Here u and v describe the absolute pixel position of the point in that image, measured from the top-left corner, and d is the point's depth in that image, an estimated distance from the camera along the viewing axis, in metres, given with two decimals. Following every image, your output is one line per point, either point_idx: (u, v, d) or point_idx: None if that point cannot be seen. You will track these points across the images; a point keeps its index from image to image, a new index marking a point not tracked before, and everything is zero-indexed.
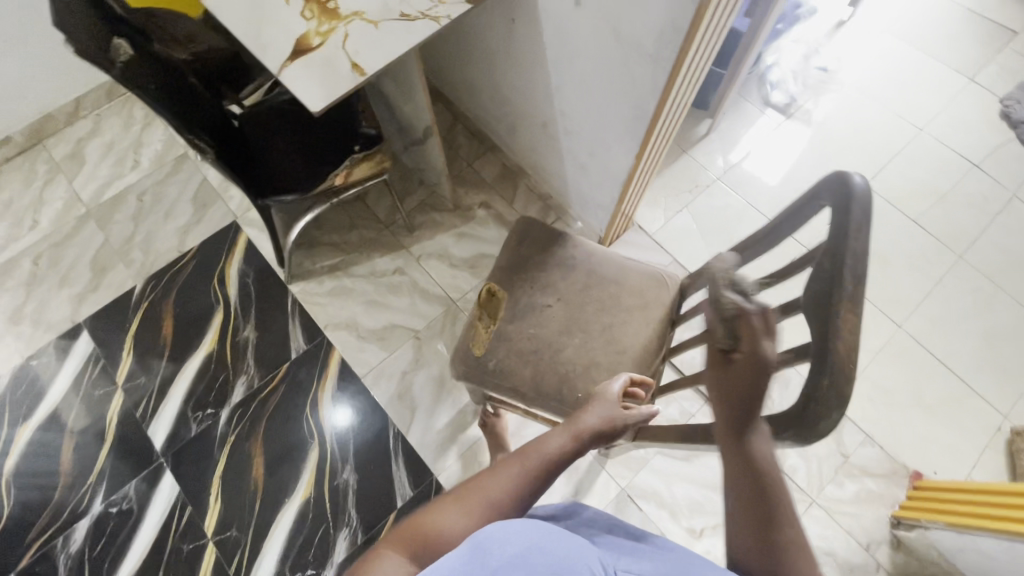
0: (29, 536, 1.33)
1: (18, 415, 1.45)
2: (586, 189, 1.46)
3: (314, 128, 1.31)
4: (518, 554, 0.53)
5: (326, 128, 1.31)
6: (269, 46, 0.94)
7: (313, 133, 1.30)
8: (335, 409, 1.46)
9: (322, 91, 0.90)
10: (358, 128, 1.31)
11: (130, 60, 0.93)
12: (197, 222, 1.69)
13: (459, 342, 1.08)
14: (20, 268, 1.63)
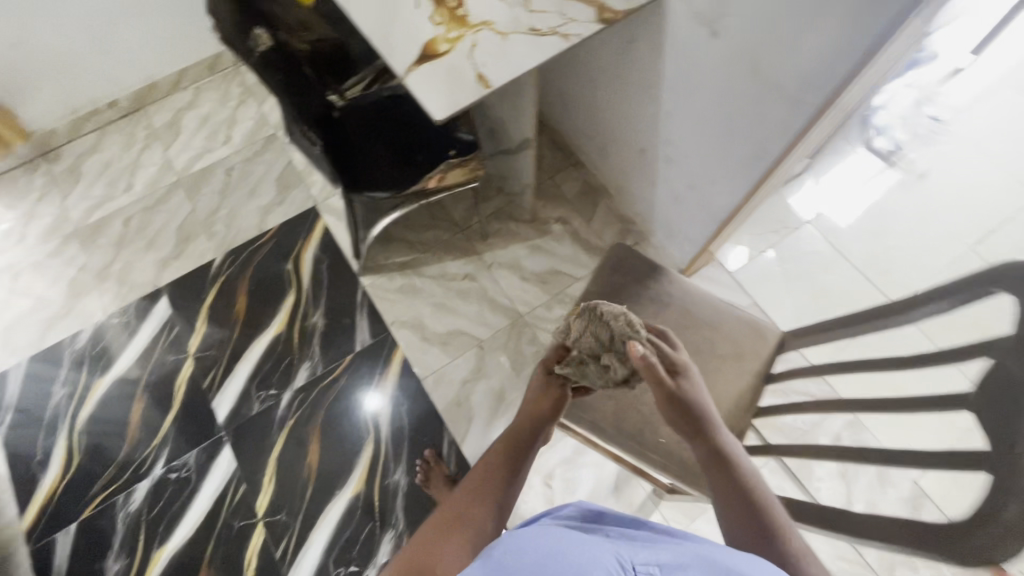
0: (93, 489, 1.38)
1: (95, 369, 1.51)
2: (676, 221, 1.41)
3: (413, 129, 1.31)
4: (532, 563, 0.44)
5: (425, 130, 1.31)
6: (397, 50, 0.94)
7: (411, 134, 1.31)
8: (368, 396, 1.47)
9: (447, 99, 0.89)
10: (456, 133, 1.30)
11: (267, 49, 0.93)
12: (279, 203, 1.72)
13: None
14: (112, 228, 1.69)
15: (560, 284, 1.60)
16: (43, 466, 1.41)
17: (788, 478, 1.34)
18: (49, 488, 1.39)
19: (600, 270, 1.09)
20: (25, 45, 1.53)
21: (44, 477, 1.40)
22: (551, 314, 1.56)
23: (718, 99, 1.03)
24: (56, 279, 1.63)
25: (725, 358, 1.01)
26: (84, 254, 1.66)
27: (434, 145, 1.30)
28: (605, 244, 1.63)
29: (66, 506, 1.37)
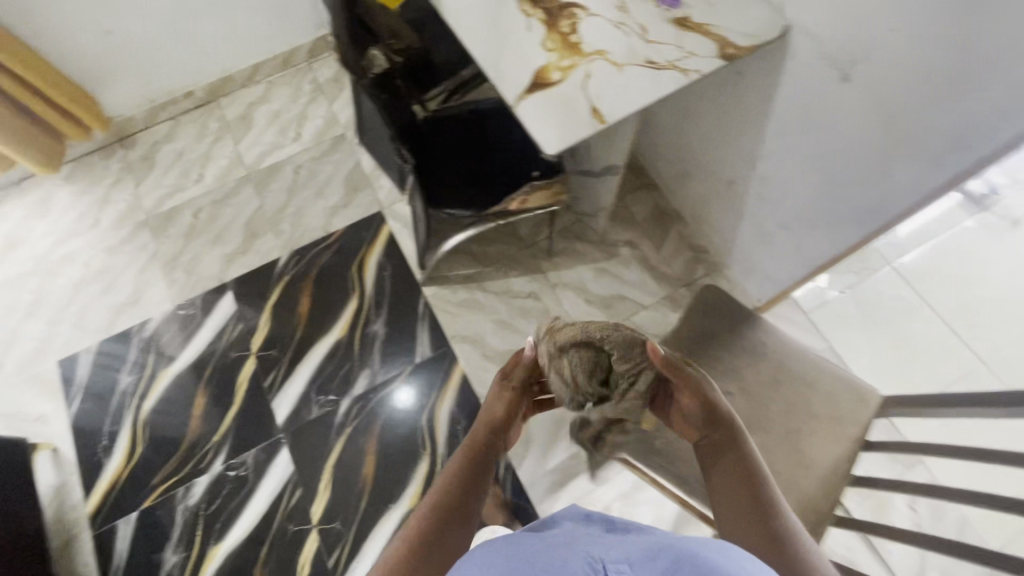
0: (155, 479, 1.40)
1: (161, 360, 1.53)
2: (759, 259, 1.35)
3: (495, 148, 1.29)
4: None
5: (507, 150, 1.28)
6: (508, 75, 0.90)
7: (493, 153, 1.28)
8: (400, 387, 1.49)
9: (559, 133, 0.85)
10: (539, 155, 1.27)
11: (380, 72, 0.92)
12: (345, 205, 1.72)
13: None
14: (182, 219, 1.71)
15: (626, 311, 1.55)
16: (108, 452, 1.44)
17: (862, 540, 1.26)
18: (113, 474, 1.41)
19: (690, 314, 1.06)
20: (114, 34, 1.55)
21: (108, 463, 1.43)
22: None
23: (836, 145, 0.97)
24: (126, 265, 1.66)
25: (822, 420, 0.96)
26: (154, 243, 1.69)
27: (517, 166, 1.26)
28: (675, 272, 1.58)
29: (128, 494, 1.39)
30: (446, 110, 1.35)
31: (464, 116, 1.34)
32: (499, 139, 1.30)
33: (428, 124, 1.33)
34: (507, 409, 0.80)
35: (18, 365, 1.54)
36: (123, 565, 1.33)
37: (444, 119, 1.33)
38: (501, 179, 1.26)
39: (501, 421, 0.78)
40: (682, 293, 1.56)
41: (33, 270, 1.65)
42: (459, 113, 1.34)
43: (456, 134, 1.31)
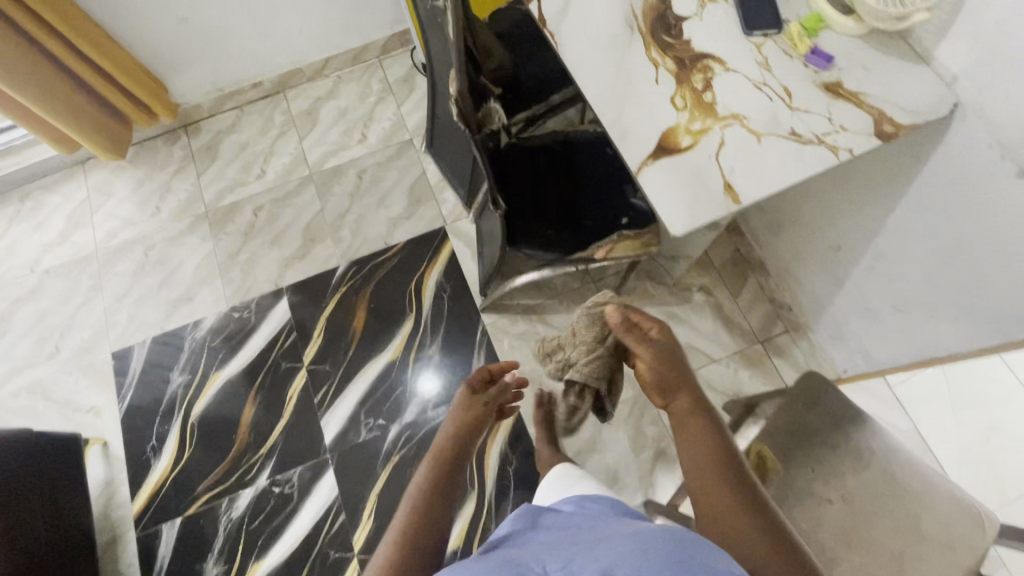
0: (200, 486, 1.39)
1: (213, 362, 1.51)
2: (855, 331, 1.24)
3: (581, 187, 1.20)
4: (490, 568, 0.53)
5: (594, 190, 1.19)
6: (630, 134, 0.81)
7: (578, 193, 1.19)
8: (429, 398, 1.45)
9: (684, 210, 0.76)
10: (628, 200, 1.18)
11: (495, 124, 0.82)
12: (407, 217, 1.65)
13: None
14: (241, 215, 1.67)
15: (694, 362, 1.46)
16: (156, 452, 1.43)
17: None
18: (160, 476, 1.41)
19: (790, 402, 0.96)
20: (189, 22, 1.49)
21: (156, 463, 1.42)
22: None
23: (987, 238, 0.86)
24: (184, 259, 1.63)
25: (933, 546, 0.86)
26: (213, 238, 1.65)
27: (607, 210, 1.17)
28: (751, 326, 1.48)
29: (173, 499, 1.39)
30: (533, 139, 1.26)
31: (553, 148, 1.25)
32: (589, 178, 1.21)
33: (513, 154, 1.24)
34: (469, 423, 0.90)
35: (74, 353, 1.53)
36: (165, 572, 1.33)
37: (530, 149, 1.24)
38: (587, 223, 1.17)
39: (466, 433, 0.88)
40: (757, 349, 1.46)
41: (92, 255, 1.64)
42: (548, 143, 1.24)
43: (543, 168, 1.22)
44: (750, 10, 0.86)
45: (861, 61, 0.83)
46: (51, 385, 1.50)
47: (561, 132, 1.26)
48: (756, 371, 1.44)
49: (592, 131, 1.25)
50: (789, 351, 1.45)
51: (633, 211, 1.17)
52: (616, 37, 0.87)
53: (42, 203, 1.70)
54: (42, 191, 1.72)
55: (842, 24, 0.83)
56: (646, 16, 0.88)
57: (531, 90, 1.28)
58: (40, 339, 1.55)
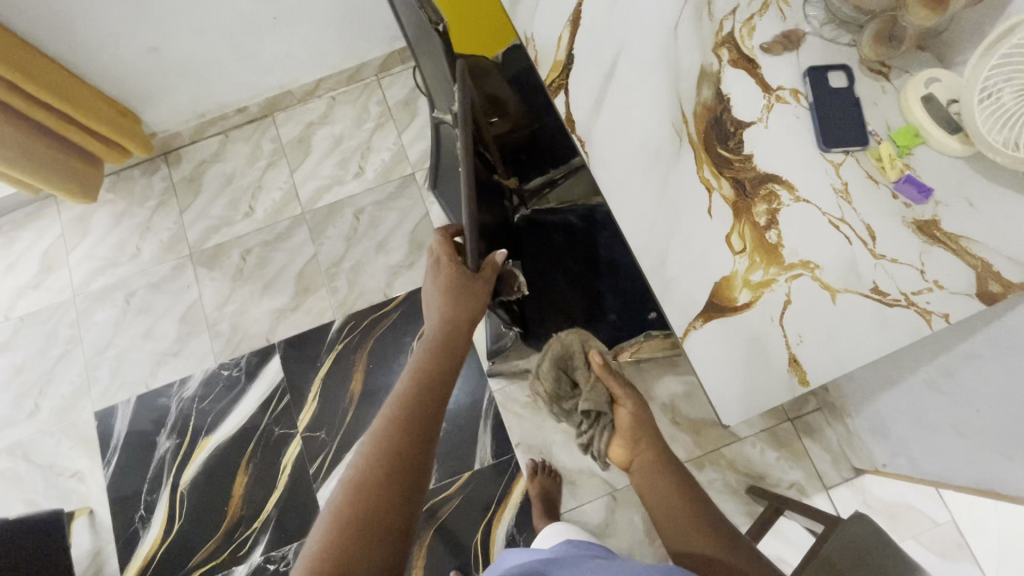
0: (191, 562, 1.33)
1: (202, 425, 1.42)
2: (902, 433, 1.12)
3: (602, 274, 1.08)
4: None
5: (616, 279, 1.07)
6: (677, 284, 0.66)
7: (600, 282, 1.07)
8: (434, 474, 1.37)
9: (740, 390, 0.63)
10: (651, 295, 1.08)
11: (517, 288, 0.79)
12: (409, 266, 1.51)
13: None
14: (228, 259, 1.54)
15: (717, 440, 1.35)
16: (145, 522, 1.36)
17: None
18: (150, 549, 1.34)
19: (837, 551, 0.87)
20: (160, 51, 1.32)
21: (145, 535, 1.35)
22: (701, 475, 1.33)
23: None
24: (168, 308, 1.51)
25: None
26: (198, 285, 1.52)
27: (632, 302, 1.06)
28: (781, 402, 1.36)
29: (164, 574, 1.32)
30: (550, 210, 1.12)
31: (572, 223, 1.11)
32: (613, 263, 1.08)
33: (528, 229, 1.10)
34: (451, 330, 0.71)
35: (54, 411, 1.44)
36: None
37: (547, 224, 1.10)
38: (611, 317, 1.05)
39: (446, 343, 0.70)
40: (786, 429, 1.34)
41: (70, 301, 1.52)
42: (567, 217, 1.11)
43: (561, 248, 1.08)
44: (828, 119, 0.70)
45: (963, 193, 0.67)
46: (32, 446, 1.42)
47: (581, 204, 1.13)
48: (785, 453, 1.33)
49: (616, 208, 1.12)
50: (821, 432, 1.33)
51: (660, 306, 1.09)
52: (662, 150, 0.71)
53: (13, 240, 1.57)
54: (13, 226, 1.58)
55: (945, 145, 0.67)
56: (698, 121, 0.72)
57: (550, 151, 1.11)
58: (19, 394, 1.46)
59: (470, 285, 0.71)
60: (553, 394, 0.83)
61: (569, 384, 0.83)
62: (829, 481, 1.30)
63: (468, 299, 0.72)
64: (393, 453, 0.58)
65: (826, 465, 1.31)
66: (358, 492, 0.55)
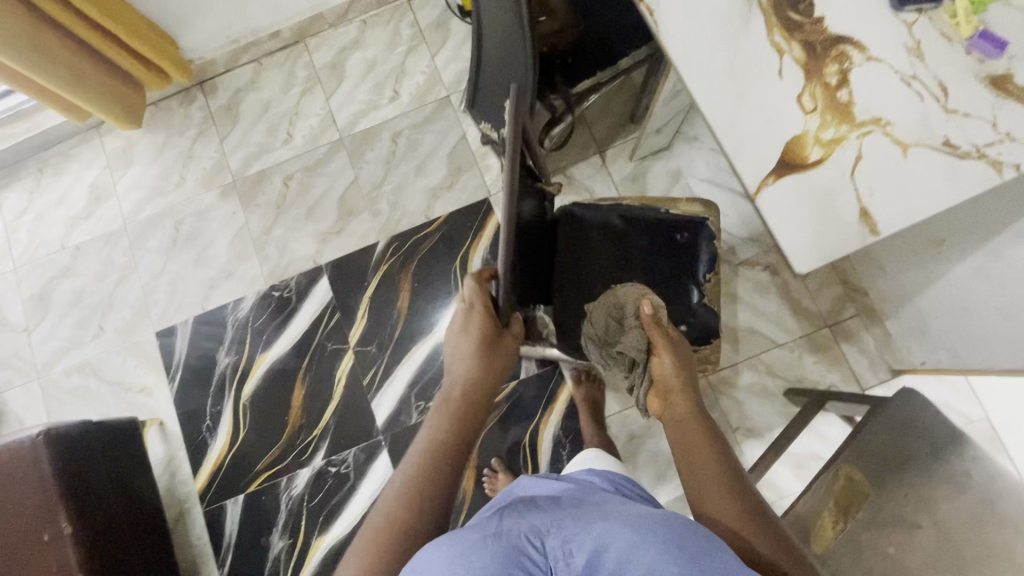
0: (257, 467, 1.42)
1: (258, 342, 1.49)
2: (943, 326, 1.15)
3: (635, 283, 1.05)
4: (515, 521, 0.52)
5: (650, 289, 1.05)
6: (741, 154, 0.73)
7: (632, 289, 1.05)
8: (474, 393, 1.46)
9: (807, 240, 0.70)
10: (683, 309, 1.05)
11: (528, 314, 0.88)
12: (448, 187, 1.53)
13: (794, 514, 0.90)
14: (271, 185, 1.57)
15: (754, 347, 1.39)
16: (212, 432, 1.45)
17: None
18: (218, 455, 1.43)
19: (888, 420, 0.91)
20: None
21: (213, 443, 1.44)
22: (739, 380, 1.38)
23: None
24: (217, 234, 1.56)
25: None
26: (244, 210, 1.56)
27: None
28: (819, 310, 1.39)
29: (233, 477, 1.42)
30: (592, 206, 1.09)
31: (613, 223, 1.08)
32: (648, 268, 1.06)
33: (567, 222, 1.09)
34: (480, 372, 0.82)
35: (117, 332, 1.52)
36: (234, 543, 1.38)
37: (585, 220, 1.08)
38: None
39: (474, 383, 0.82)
40: (824, 334, 1.38)
41: (122, 229, 1.58)
42: (607, 219, 1.08)
43: (596, 247, 1.07)
44: None
45: None
46: (101, 364, 1.50)
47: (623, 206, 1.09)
48: (822, 358, 1.37)
49: (665, 212, 1.06)
50: (859, 337, 1.36)
51: (692, 321, 1.04)
52: (729, 21, 0.74)
53: (62, 171, 1.62)
54: (61, 158, 1.63)
55: None
56: None
57: (596, 51, 1.11)
58: (82, 317, 1.53)
59: (498, 337, 0.85)
60: (603, 338, 1.02)
61: (617, 330, 0.99)
62: (865, 382, 1.34)
63: (501, 351, 0.85)
64: (433, 473, 0.70)
65: (863, 368, 1.35)
66: (406, 494, 0.67)
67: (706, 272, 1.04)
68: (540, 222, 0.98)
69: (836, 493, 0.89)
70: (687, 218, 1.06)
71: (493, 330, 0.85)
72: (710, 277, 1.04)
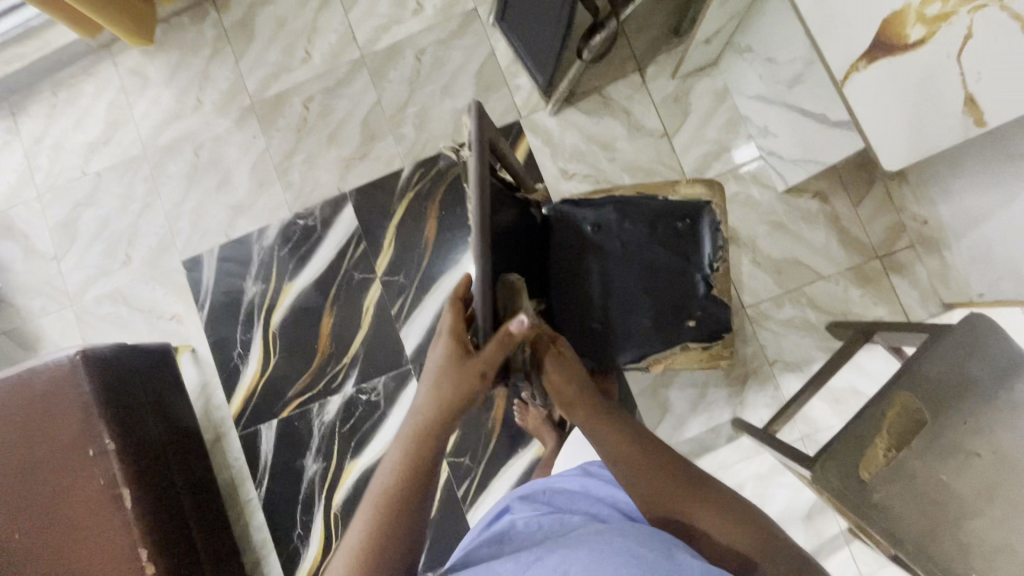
0: (288, 394, 1.44)
1: (285, 271, 1.47)
2: (1010, 253, 1.07)
3: (637, 275, 0.98)
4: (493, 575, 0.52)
5: (657, 279, 0.97)
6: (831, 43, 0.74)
7: (635, 283, 0.98)
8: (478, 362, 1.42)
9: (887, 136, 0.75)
10: (695, 294, 0.97)
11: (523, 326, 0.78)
12: (476, 109, 1.44)
13: (844, 442, 0.86)
14: (291, 108, 1.50)
15: (797, 279, 1.33)
16: (243, 359, 1.46)
17: None
18: (250, 382, 1.45)
19: (948, 345, 0.86)
20: None
21: (245, 369, 1.46)
22: (779, 313, 1.33)
23: None
24: (238, 161, 1.51)
25: None
26: (264, 135, 1.50)
27: (669, 310, 0.97)
28: (870, 240, 1.31)
29: (266, 402, 1.44)
30: (585, 201, 1.02)
31: (608, 218, 1.00)
32: (650, 261, 0.98)
33: (559, 223, 1.01)
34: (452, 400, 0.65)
35: (145, 260, 1.51)
36: (271, 465, 1.42)
37: (578, 218, 1.01)
38: (646, 322, 0.97)
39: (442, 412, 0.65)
40: (873, 266, 1.30)
41: (142, 155, 1.53)
42: (601, 211, 1.00)
43: (592, 242, 1.00)
44: None
45: None
46: (131, 292, 1.50)
47: (617, 194, 1.01)
48: (870, 290, 1.30)
49: (661, 200, 0.99)
50: (911, 269, 1.29)
51: (702, 313, 0.96)
52: None
53: (77, 94, 1.56)
54: (75, 80, 1.57)
55: None
56: None
57: None
58: (109, 246, 1.52)
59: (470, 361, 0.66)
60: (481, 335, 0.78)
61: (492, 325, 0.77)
62: (913, 316, 1.28)
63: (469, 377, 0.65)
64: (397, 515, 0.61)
65: (913, 302, 1.28)
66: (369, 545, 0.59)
67: (712, 258, 0.97)
68: (527, 227, 0.92)
69: (887, 420, 0.85)
70: (686, 203, 0.98)
71: (461, 354, 0.67)
72: (718, 263, 0.96)
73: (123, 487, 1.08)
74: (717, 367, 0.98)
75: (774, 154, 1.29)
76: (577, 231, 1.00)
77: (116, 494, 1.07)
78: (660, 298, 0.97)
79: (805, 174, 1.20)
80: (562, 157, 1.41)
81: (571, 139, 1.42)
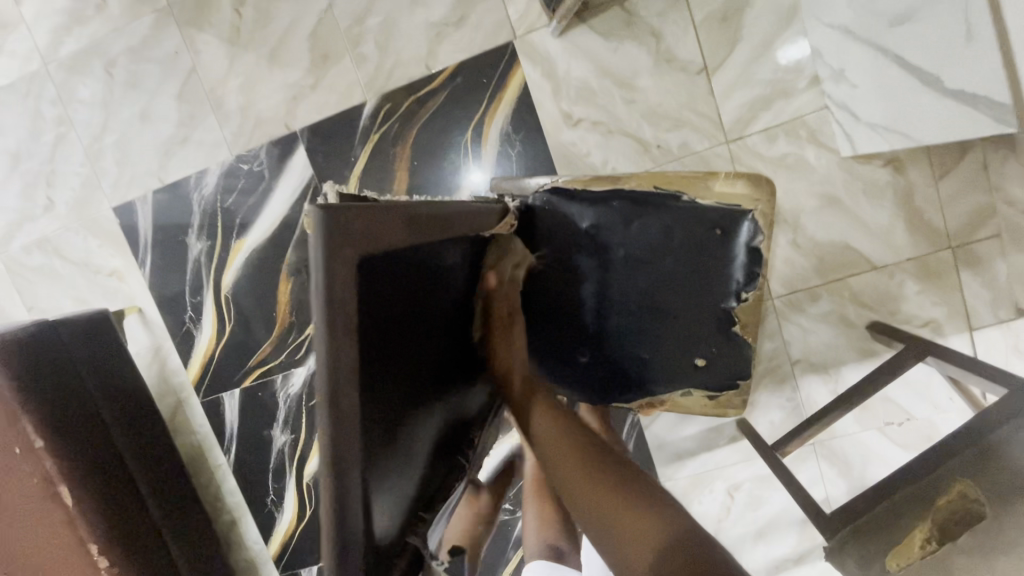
0: (245, 364, 1.30)
1: (231, 226, 1.24)
2: None
3: (639, 302, 0.75)
4: None
5: (669, 306, 0.75)
6: None
7: (636, 309, 0.76)
8: None
9: None
10: (713, 327, 0.76)
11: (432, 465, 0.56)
12: (458, 24, 1.10)
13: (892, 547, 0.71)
14: (219, 12, 1.16)
15: (843, 267, 1.09)
16: (196, 324, 1.30)
17: None
18: (207, 348, 1.31)
19: None
20: None
21: (199, 334, 1.30)
22: (813, 306, 1.11)
23: None
24: (160, 83, 1.21)
25: None
26: (188, 50, 1.18)
27: (676, 346, 0.76)
28: (944, 225, 1.05)
29: (226, 370, 1.31)
30: (582, 194, 0.74)
31: (612, 219, 0.75)
32: (661, 281, 0.75)
33: (544, 220, 0.76)
34: None
35: (70, 205, 1.29)
36: (237, 435, 1.34)
37: (570, 215, 0.75)
38: (643, 356, 0.77)
39: None
40: (941, 257, 1.06)
41: (44, 71, 1.23)
42: (603, 211, 0.74)
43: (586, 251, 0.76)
44: None
45: None
46: (60, 241, 1.30)
47: (627, 191, 0.73)
48: (931, 287, 1.07)
49: (686, 201, 0.72)
50: (988, 263, 1.05)
51: (715, 350, 0.77)
52: None
53: None
54: None
55: None
56: None
57: None
58: (27, 185, 1.29)
59: None
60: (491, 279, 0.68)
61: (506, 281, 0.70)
62: (977, 321, 1.06)
63: None
64: None
65: (980, 304, 1.05)
66: None
67: (743, 286, 0.73)
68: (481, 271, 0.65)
69: (933, 507, 0.69)
70: (718, 209, 0.71)
71: None
72: (749, 292, 0.74)
73: (61, 484, 0.97)
74: (721, 416, 0.82)
75: (846, 108, 0.97)
76: (570, 237, 0.76)
77: (54, 492, 0.96)
78: (667, 330, 0.76)
79: (886, 146, 0.91)
80: (567, 97, 1.10)
81: (580, 70, 1.09)
